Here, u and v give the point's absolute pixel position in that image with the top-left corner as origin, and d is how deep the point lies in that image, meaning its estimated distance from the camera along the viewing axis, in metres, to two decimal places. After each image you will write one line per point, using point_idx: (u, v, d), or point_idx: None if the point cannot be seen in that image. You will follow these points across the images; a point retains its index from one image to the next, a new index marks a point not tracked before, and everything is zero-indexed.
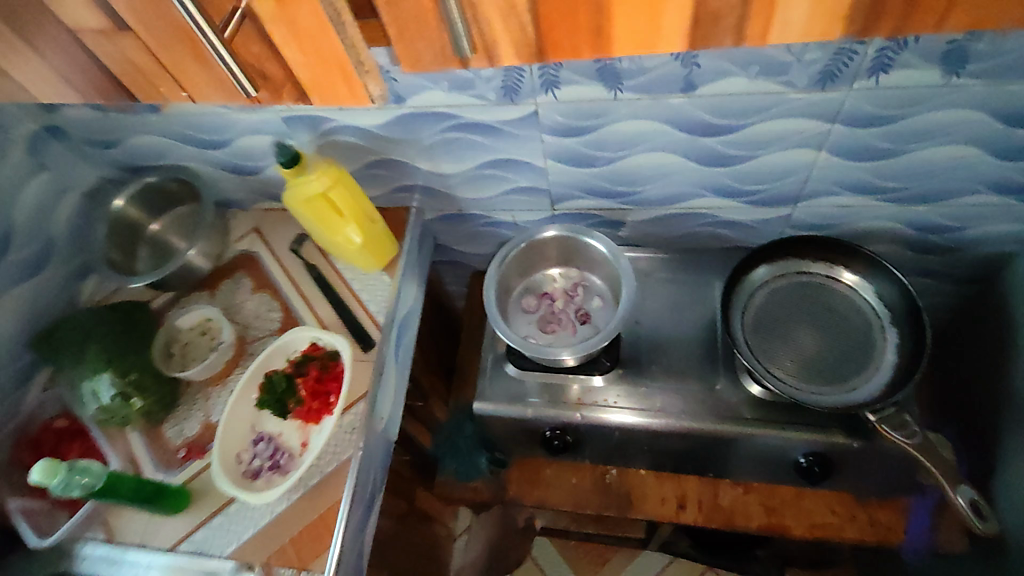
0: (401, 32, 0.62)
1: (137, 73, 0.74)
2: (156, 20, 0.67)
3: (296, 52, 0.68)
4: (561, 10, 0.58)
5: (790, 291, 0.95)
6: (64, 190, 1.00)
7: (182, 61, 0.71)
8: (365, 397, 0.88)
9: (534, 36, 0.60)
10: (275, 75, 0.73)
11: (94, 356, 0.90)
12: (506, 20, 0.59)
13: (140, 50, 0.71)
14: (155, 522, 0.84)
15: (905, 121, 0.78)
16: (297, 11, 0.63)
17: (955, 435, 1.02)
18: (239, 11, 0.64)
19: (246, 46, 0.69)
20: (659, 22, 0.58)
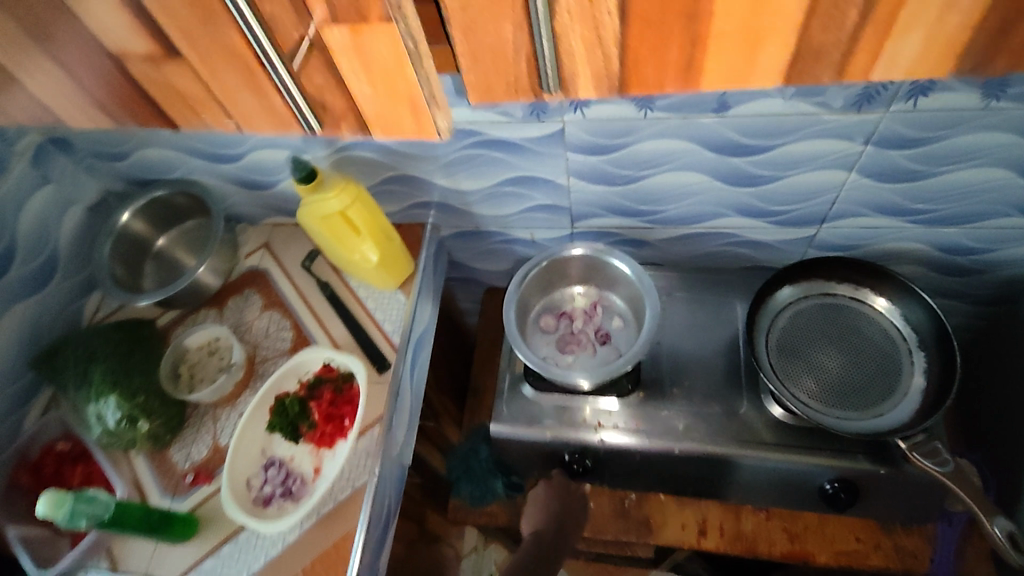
0: (475, 61, 0.60)
1: (178, 97, 0.71)
2: (210, 45, 0.63)
3: (365, 84, 0.66)
4: (650, 42, 0.57)
5: (814, 312, 0.93)
6: (69, 203, 0.97)
7: (233, 83, 0.67)
8: (380, 421, 0.85)
9: (615, 70, 0.60)
10: (336, 105, 0.70)
11: (98, 379, 0.85)
12: (590, 52, 0.58)
13: (187, 77, 0.68)
14: (161, 550, 0.81)
15: (939, 143, 0.76)
16: (374, 47, 0.61)
17: (979, 461, 1.00)
18: (307, 41, 0.62)
19: (312, 76, 0.66)
20: (756, 58, 0.58)
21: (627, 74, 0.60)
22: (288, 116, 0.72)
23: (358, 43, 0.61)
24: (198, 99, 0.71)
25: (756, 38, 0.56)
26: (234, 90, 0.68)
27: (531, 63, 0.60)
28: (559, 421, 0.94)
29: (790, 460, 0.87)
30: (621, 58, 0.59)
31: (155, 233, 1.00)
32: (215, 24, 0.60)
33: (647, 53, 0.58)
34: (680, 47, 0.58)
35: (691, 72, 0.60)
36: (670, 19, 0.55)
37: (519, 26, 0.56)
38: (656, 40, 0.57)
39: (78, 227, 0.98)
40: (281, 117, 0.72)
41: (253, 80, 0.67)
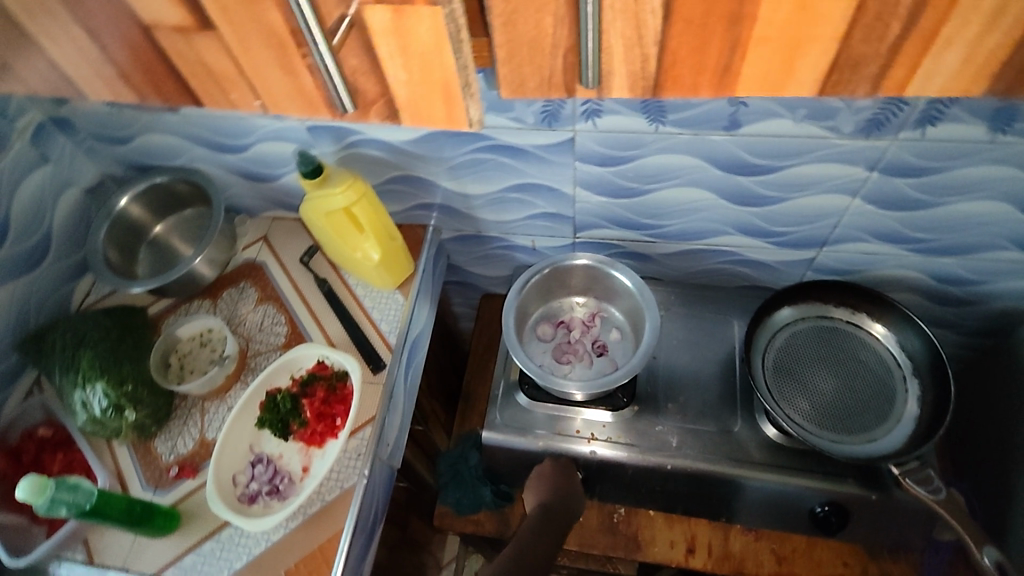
0: (508, 55, 0.48)
1: (204, 74, 0.52)
2: (247, 24, 0.46)
3: (400, 69, 0.47)
4: (692, 44, 0.46)
5: (811, 334, 0.94)
6: (66, 184, 0.95)
7: (261, 62, 0.49)
8: (372, 422, 0.84)
9: (654, 71, 0.49)
10: (369, 91, 0.50)
11: (86, 365, 0.83)
12: (627, 52, 0.47)
13: (219, 53, 0.50)
14: (140, 543, 0.79)
15: (943, 174, 0.77)
16: (415, 27, 0.44)
17: (967, 489, 1.00)
18: (347, 19, 0.44)
19: (345, 56, 0.47)
20: (795, 64, 0.48)
21: (667, 77, 0.49)
22: (315, 101, 0.52)
23: (398, 24, 0.44)
24: (208, 64, 0.51)
25: (794, 46, 0.46)
26: (261, 79, 0.51)
27: (569, 58, 0.48)
28: (550, 431, 0.93)
29: (783, 481, 0.87)
30: (661, 58, 0.48)
31: (153, 220, 0.99)
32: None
33: (688, 55, 0.47)
34: (720, 49, 0.47)
35: (728, 77, 0.49)
36: (710, 26, 0.45)
37: (562, 20, 0.45)
38: (697, 40, 0.46)
39: (74, 210, 0.97)
40: (307, 102, 0.53)
41: (288, 62, 0.49)
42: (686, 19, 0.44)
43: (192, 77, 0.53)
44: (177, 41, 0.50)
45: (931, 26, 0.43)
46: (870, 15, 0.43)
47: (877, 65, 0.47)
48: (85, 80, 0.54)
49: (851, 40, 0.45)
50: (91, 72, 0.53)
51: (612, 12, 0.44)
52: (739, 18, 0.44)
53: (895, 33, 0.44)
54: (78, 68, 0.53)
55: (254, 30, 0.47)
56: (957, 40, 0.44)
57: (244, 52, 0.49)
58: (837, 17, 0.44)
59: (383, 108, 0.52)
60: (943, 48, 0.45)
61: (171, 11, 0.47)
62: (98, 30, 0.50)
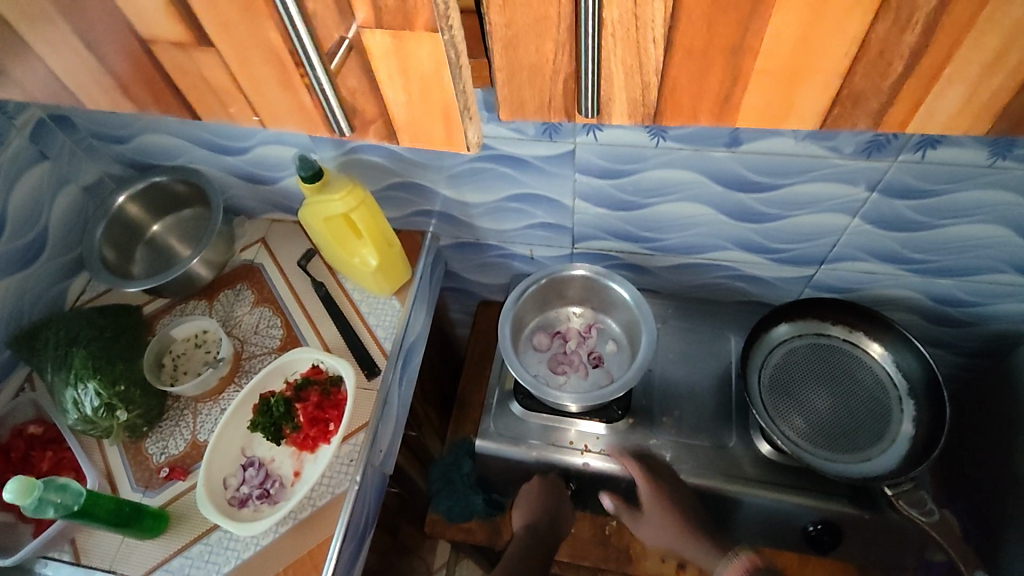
0: (509, 79, 0.45)
1: (199, 87, 0.48)
2: (245, 37, 0.42)
3: (399, 91, 0.44)
4: (693, 74, 0.43)
5: (808, 352, 0.93)
6: (65, 181, 0.95)
7: (260, 79, 0.46)
8: (365, 428, 0.83)
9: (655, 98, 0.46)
10: (368, 112, 0.47)
11: (78, 363, 0.82)
12: (627, 79, 0.44)
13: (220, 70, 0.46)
14: (128, 544, 0.79)
15: (942, 197, 0.77)
16: (415, 51, 0.41)
17: (961, 511, 1.00)
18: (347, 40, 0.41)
19: (342, 78, 0.44)
20: (795, 100, 0.45)
21: (669, 104, 0.46)
22: (316, 117, 0.48)
23: (398, 48, 0.41)
24: (206, 76, 0.47)
25: (796, 78, 0.43)
26: (259, 93, 0.47)
27: (570, 84, 0.45)
28: (544, 442, 0.93)
29: (775, 497, 0.87)
30: (661, 88, 0.45)
31: (151, 219, 0.98)
32: (251, 12, 0.40)
33: (690, 83, 0.44)
34: (720, 81, 0.44)
35: (730, 107, 0.46)
36: (711, 57, 0.42)
37: (564, 46, 0.42)
38: (698, 69, 0.43)
39: (72, 207, 0.97)
40: (306, 116, 0.48)
41: (286, 79, 0.45)
42: (687, 50, 0.41)
43: (189, 88, 0.48)
44: (175, 55, 0.45)
45: (935, 65, 0.41)
46: (872, 53, 0.41)
47: (879, 101, 0.44)
48: (90, 92, 0.50)
49: (854, 76, 0.43)
50: (91, 79, 0.48)
51: (613, 41, 0.41)
52: (741, 49, 0.41)
53: (897, 72, 0.42)
54: (79, 80, 0.49)
55: (253, 45, 0.43)
56: (959, 80, 0.42)
57: (242, 67, 0.45)
58: (841, 53, 0.41)
59: (381, 128, 0.48)
60: (945, 87, 0.43)
61: (170, 26, 0.43)
62: (100, 42, 0.45)
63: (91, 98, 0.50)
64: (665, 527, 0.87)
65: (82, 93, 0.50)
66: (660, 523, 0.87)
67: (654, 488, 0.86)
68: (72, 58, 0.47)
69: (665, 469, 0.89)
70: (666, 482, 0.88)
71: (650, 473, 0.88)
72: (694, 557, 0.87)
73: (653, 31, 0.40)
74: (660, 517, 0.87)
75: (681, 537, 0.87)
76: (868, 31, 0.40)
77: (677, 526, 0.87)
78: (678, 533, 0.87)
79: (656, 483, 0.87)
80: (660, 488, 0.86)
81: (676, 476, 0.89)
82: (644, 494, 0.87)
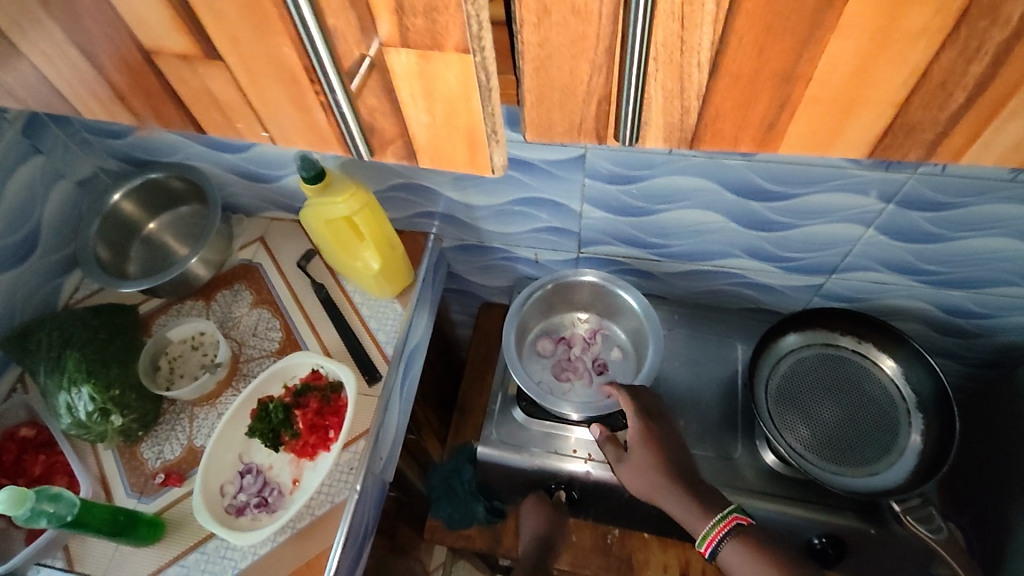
0: (539, 100, 0.42)
1: (197, 99, 0.46)
2: (257, 56, 0.40)
3: (423, 112, 0.42)
4: (737, 99, 0.40)
5: (816, 362, 0.92)
6: (58, 177, 0.92)
7: (268, 95, 0.43)
8: (366, 435, 0.81)
9: (691, 124, 0.43)
10: (387, 131, 0.44)
11: (72, 366, 0.80)
12: (665, 105, 0.41)
13: (225, 83, 0.43)
14: (122, 552, 0.77)
15: (962, 209, 0.75)
16: (441, 71, 0.38)
17: (966, 525, 0.99)
18: (369, 59, 0.38)
19: (362, 96, 0.42)
20: (842, 125, 0.42)
21: (709, 132, 0.43)
22: (326, 134, 0.46)
23: (423, 69, 0.39)
24: (212, 92, 0.45)
25: (850, 107, 0.40)
26: (265, 108, 0.45)
27: (603, 107, 0.42)
28: (546, 450, 0.91)
29: (781, 510, 0.86)
30: (702, 113, 0.42)
31: (147, 217, 0.96)
32: (264, 29, 0.38)
33: (733, 110, 0.41)
34: (766, 109, 0.41)
35: (773, 136, 0.43)
36: (760, 84, 0.39)
37: (600, 69, 0.39)
38: (744, 97, 0.40)
39: (65, 203, 0.94)
40: (314, 132, 0.46)
41: (299, 97, 0.43)
42: (734, 75, 0.38)
43: (192, 103, 0.46)
44: (178, 67, 0.43)
45: (997, 97, 0.38)
46: (933, 82, 0.38)
47: (934, 132, 0.42)
48: (82, 98, 0.47)
49: (909, 105, 0.40)
50: (84, 89, 0.46)
51: (655, 65, 0.38)
52: (792, 77, 0.38)
53: (957, 103, 0.39)
54: (72, 88, 0.46)
55: (261, 62, 0.41)
56: (1023, 112, 0.39)
57: (253, 85, 0.43)
58: (898, 82, 0.38)
59: (400, 148, 0.46)
60: (1007, 119, 0.40)
61: (172, 34, 0.40)
62: (92, 49, 0.42)
63: (87, 108, 0.48)
64: (645, 469, 0.80)
65: (75, 99, 0.47)
66: (640, 464, 0.80)
67: (645, 427, 0.82)
68: (67, 65, 0.44)
69: (660, 416, 0.84)
70: (657, 424, 0.82)
71: (641, 411, 0.83)
72: (671, 509, 0.78)
73: (699, 54, 0.37)
74: (643, 460, 0.80)
75: (659, 480, 0.78)
76: (931, 60, 0.37)
77: (659, 472, 0.79)
78: (658, 477, 0.78)
79: (648, 423, 0.82)
80: (651, 428, 0.82)
81: (670, 423, 0.84)
82: (632, 432, 0.82)
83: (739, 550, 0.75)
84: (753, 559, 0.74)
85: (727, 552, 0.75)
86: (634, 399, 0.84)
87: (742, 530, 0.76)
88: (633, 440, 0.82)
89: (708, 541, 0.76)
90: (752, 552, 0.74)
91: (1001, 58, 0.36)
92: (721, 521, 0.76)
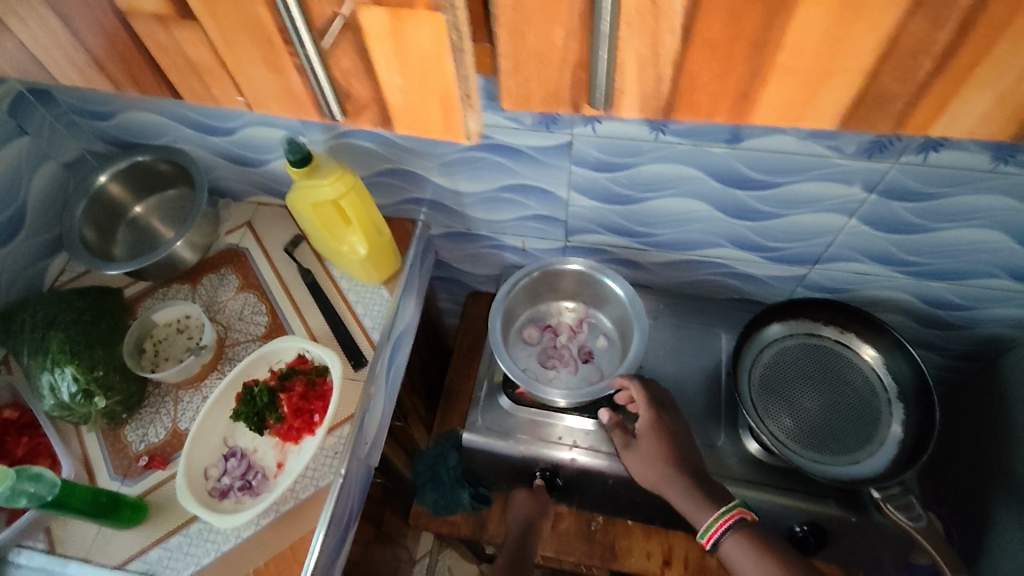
0: (516, 67, 0.44)
1: (178, 68, 0.46)
2: (232, 16, 0.40)
3: (397, 75, 0.42)
4: (709, 68, 0.42)
5: (799, 352, 0.93)
6: (44, 157, 0.92)
7: (246, 60, 0.43)
8: (351, 419, 0.81)
9: (667, 92, 0.44)
10: (361, 95, 0.45)
11: (55, 348, 0.80)
12: (641, 72, 0.43)
13: (202, 46, 0.44)
14: (104, 534, 0.77)
15: (942, 200, 0.76)
16: (414, 31, 0.38)
17: (944, 515, 1.02)
18: (340, 17, 0.38)
19: (336, 58, 0.42)
20: (812, 95, 0.44)
21: (682, 100, 0.45)
22: (305, 100, 0.46)
23: (397, 28, 0.38)
24: (188, 56, 0.45)
25: (823, 79, 0.42)
26: (245, 76, 0.45)
27: (579, 75, 0.43)
28: (532, 437, 0.92)
29: (762, 497, 0.87)
30: (675, 80, 0.43)
31: (133, 199, 0.95)
32: None
33: (708, 79, 0.43)
34: (738, 76, 0.42)
35: (746, 104, 0.45)
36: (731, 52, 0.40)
37: (574, 34, 0.40)
38: (717, 65, 0.41)
39: (51, 184, 0.94)
40: (293, 99, 0.46)
41: (274, 59, 0.43)
42: (706, 42, 0.40)
43: (170, 68, 0.46)
44: (155, 30, 0.43)
45: (965, 68, 0.40)
46: (901, 51, 0.39)
47: (905, 103, 0.43)
48: (62, 66, 0.47)
49: (878, 75, 0.41)
50: (65, 58, 0.46)
51: (629, 30, 0.39)
52: (763, 45, 0.40)
53: (926, 73, 0.40)
54: (53, 55, 0.46)
55: (238, 26, 0.41)
56: (992, 84, 0.41)
57: (227, 47, 0.43)
58: (867, 53, 0.39)
59: (375, 114, 0.46)
60: (977, 90, 0.41)
61: None
62: (72, 13, 0.42)
63: (66, 75, 0.48)
64: (654, 459, 0.82)
65: (55, 67, 0.47)
66: (650, 454, 0.83)
67: (656, 418, 0.85)
68: (50, 32, 0.44)
69: (671, 410, 0.87)
70: (668, 418, 0.86)
71: (653, 404, 0.86)
72: (675, 500, 0.80)
73: (672, 19, 0.38)
74: (652, 450, 0.83)
75: (667, 471, 0.81)
76: (902, 27, 0.37)
77: (668, 463, 0.82)
78: (666, 467, 0.81)
79: (659, 415, 0.85)
80: (662, 420, 0.85)
81: (679, 417, 0.87)
82: (643, 422, 0.85)
83: (740, 543, 0.75)
84: (754, 552, 0.74)
85: (728, 545, 0.76)
86: (647, 391, 0.87)
87: (744, 525, 0.76)
88: (644, 430, 0.85)
89: (709, 535, 0.77)
90: (751, 547, 0.75)
91: (964, 26, 0.37)
92: (722, 516, 0.76)
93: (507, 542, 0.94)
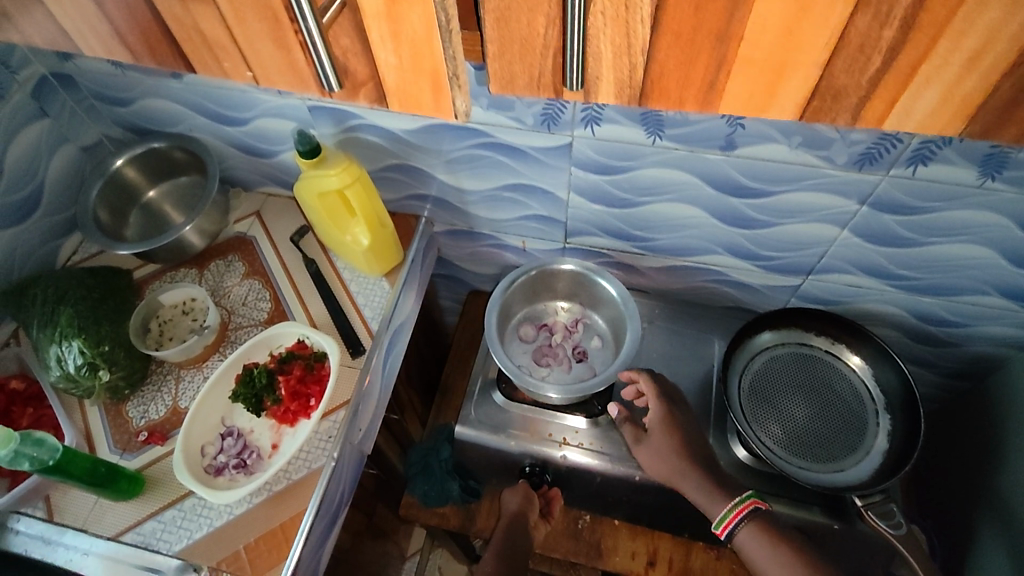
0: (501, 51, 0.47)
1: (190, 39, 0.49)
2: None
3: (392, 54, 0.45)
4: (681, 57, 0.45)
5: (790, 360, 0.94)
6: (63, 140, 0.95)
7: (254, 35, 0.46)
8: (346, 405, 0.83)
9: (642, 78, 0.47)
10: (359, 72, 0.48)
11: (64, 322, 0.83)
12: (615, 60, 0.46)
13: (215, 20, 0.46)
14: (102, 505, 0.79)
15: (931, 214, 0.78)
16: (407, 12, 0.41)
17: (930, 528, 1.04)
18: None
19: (335, 36, 0.45)
20: (778, 87, 0.47)
21: (655, 88, 0.48)
22: (307, 75, 0.49)
23: (391, 11, 0.41)
24: (201, 29, 0.48)
25: (782, 68, 0.45)
26: (254, 51, 0.48)
27: (558, 60, 0.47)
28: (523, 432, 0.94)
29: None
30: (648, 70, 0.47)
31: (147, 184, 0.98)
32: None
33: (677, 68, 0.46)
34: (705, 64, 0.46)
35: (713, 94, 0.48)
36: (699, 41, 0.44)
37: (554, 22, 0.44)
38: (685, 55, 0.45)
39: (68, 165, 0.97)
40: (296, 74, 0.49)
41: (278, 34, 0.46)
42: (675, 33, 0.44)
43: (186, 43, 0.49)
44: (172, 5, 0.46)
45: (910, 63, 0.43)
46: (852, 47, 0.43)
47: (857, 96, 0.46)
48: (86, 39, 0.50)
49: (833, 68, 0.45)
50: (90, 29, 0.49)
51: (603, 19, 0.43)
52: (726, 36, 0.43)
53: (875, 67, 0.44)
54: (78, 26, 0.49)
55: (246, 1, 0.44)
56: (936, 80, 0.44)
57: (237, 21, 0.46)
58: (822, 44, 0.43)
59: (372, 91, 0.49)
60: (921, 87, 0.45)
61: None
62: None
63: (90, 48, 0.51)
64: (665, 454, 0.84)
65: (79, 39, 0.50)
66: (664, 448, 0.84)
67: (666, 412, 0.86)
68: (74, 5, 0.48)
69: (683, 404, 0.89)
70: (682, 416, 0.88)
71: (663, 397, 0.88)
72: (690, 495, 0.81)
73: (642, 10, 0.42)
74: (665, 445, 0.85)
75: (682, 465, 0.82)
76: (848, 24, 0.41)
77: (680, 457, 0.83)
78: (679, 461, 0.83)
79: (669, 408, 0.86)
80: (673, 413, 0.86)
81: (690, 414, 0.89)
82: (654, 415, 0.86)
83: (754, 533, 0.78)
84: (768, 544, 0.77)
85: (742, 536, 0.78)
86: (656, 383, 0.89)
87: (757, 515, 0.78)
88: (655, 424, 0.86)
89: (723, 525, 0.79)
90: (765, 538, 0.77)
91: (909, 23, 0.40)
92: (735, 509, 0.78)
93: (495, 537, 0.94)
